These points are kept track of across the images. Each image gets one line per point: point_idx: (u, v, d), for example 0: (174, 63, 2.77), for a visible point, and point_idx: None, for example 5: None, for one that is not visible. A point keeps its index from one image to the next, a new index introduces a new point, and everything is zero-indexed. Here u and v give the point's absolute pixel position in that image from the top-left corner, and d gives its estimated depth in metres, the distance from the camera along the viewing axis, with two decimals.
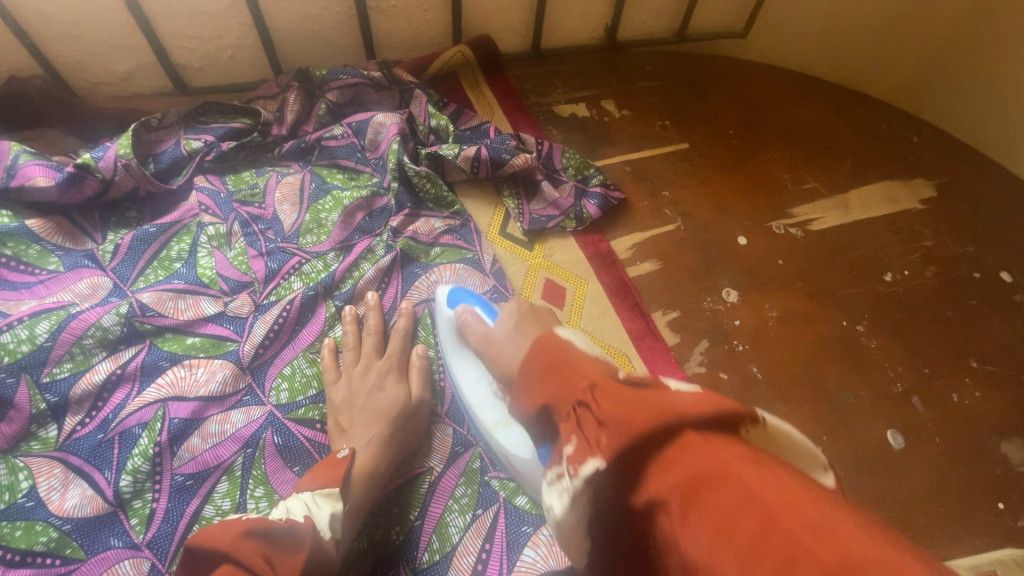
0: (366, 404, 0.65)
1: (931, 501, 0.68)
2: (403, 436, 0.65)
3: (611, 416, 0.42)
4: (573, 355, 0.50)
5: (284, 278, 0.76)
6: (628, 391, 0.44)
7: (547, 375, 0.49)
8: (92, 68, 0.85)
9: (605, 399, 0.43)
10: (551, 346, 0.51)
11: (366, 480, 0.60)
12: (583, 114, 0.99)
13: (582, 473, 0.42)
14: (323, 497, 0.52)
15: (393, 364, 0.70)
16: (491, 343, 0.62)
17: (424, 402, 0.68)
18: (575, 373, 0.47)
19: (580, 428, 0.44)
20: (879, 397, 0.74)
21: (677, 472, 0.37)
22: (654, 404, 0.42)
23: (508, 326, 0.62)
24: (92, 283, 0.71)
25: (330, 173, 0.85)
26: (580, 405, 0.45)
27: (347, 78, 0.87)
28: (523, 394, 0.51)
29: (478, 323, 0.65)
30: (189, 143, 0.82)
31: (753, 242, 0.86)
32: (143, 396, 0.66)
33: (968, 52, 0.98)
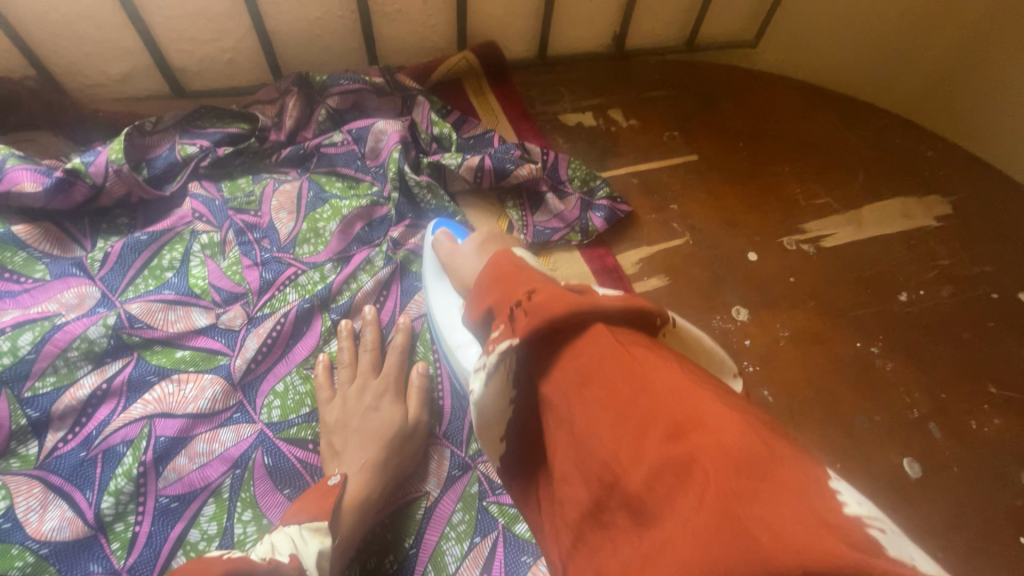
0: (362, 426, 0.62)
1: (951, 534, 0.64)
2: (398, 459, 0.62)
3: (536, 306, 0.43)
4: (526, 274, 0.48)
5: (279, 289, 0.73)
6: (567, 292, 0.44)
7: (494, 282, 0.49)
8: (87, 70, 0.83)
9: (540, 295, 0.44)
10: (505, 259, 0.51)
11: (360, 508, 0.57)
12: (590, 124, 0.97)
13: (498, 351, 0.43)
14: (310, 532, 0.49)
15: (388, 384, 0.67)
16: (456, 257, 0.69)
17: (420, 425, 0.66)
18: (519, 283, 0.47)
19: (511, 319, 0.45)
20: (894, 422, 0.71)
21: (582, 360, 0.40)
22: (579, 296, 0.44)
23: (474, 244, 0.69)
24: (80, 292, 0.69)
25: (329, 181, 0.83)
26: (517, 305, 0.45)
27: (348, 84, 0.85)
28: (472, 301, 0.51)
29: (449, 240, 0.71)
30: (184, 148, 0.79)
31: (764, 258, 0.84)
32: (129, 413, 0.63)
33: (982, 65, 0.95)
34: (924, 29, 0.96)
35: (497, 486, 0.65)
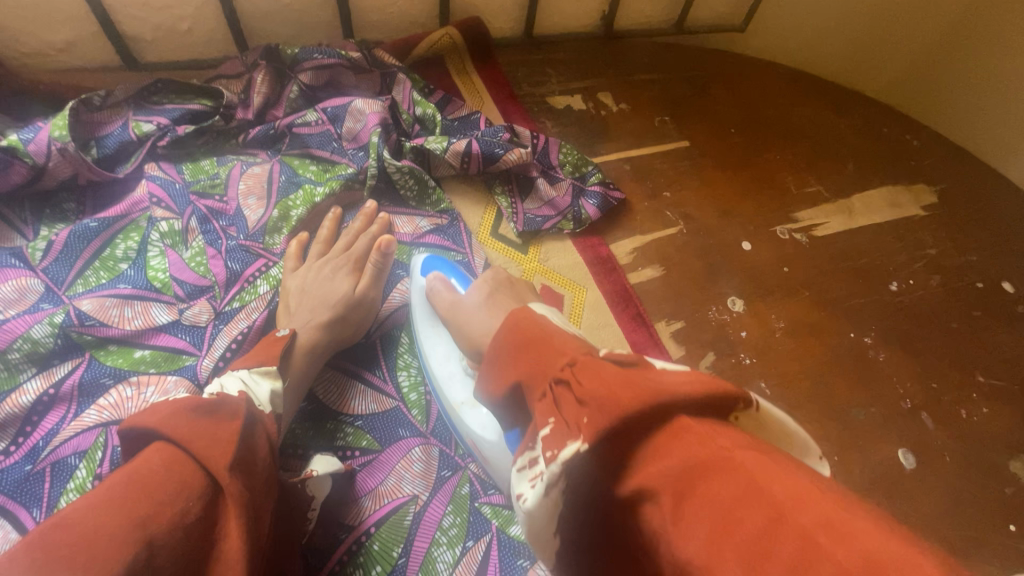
0: (314, 294, 0.63)
1: (943, 522, 0.64)
2: (343, 327, 0.63)
3: (592, 393, 0.33)
4: (556, 331, 0.41)
5: (249, 281, 0.68)
6: (621, 373, 0.35)
7: (520, 352, 0.40)
8: (24, 37, 0.73)
9: (585, 374, 0.35)
10: (524, 320, 0.42)
11: (306, 361, 0.60)
12: (579, 107, 0.93)
13: (561, 458, 0.32)
14: (260, 375, 0.51)
15: (347, 258, 0.67)
16: (459, 310, 0.57)
17: (367, 299, 0.65)
18: (553, 353, 0.38)
19: (558, 406, 0.35)
20: (888, 413, 0.70)
21: (670, 463, 0.30)
22: (640, 381, 0.34)
23: (482, 293, 0.57)
24: (19, 285, 0.61)
25: (302, 164, 0.77)
26: (556, 382, 0.36)
27: (322, 58, 0.78)
28: (488, 370, 0.42)
29: (448, 289, 0.60)
30: (139, 126, 0.72)
31: (757, 248, 0.82)
32: (82, 420, 0.57)
33: (980, 52, 0.94)
34: (920, 15, 0.95)
35: (490, 486, 0.60)
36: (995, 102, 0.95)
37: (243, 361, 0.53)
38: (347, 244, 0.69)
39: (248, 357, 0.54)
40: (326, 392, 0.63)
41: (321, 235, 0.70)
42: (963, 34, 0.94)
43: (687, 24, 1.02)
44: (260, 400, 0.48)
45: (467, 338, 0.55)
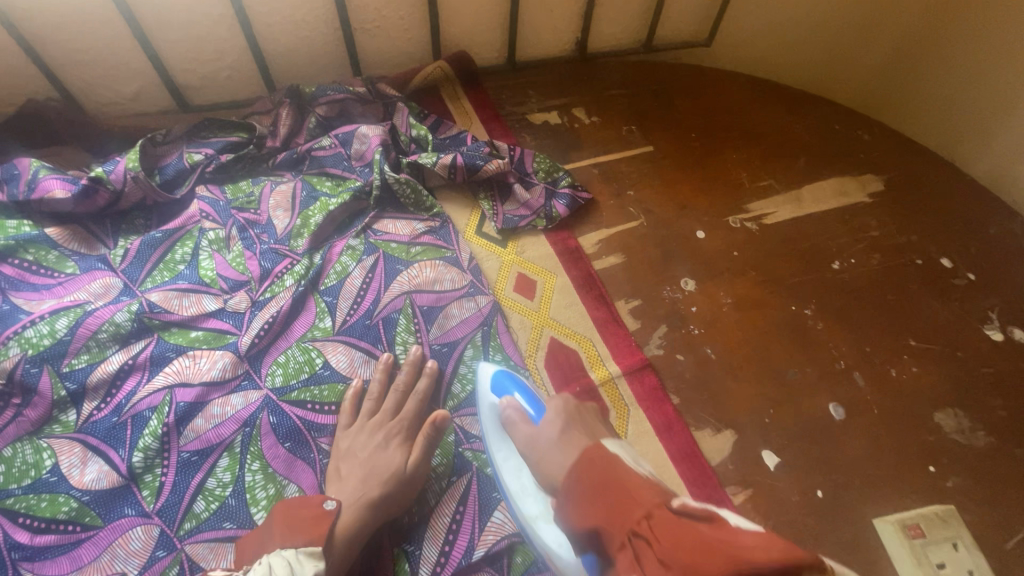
0: (366, 460, 0.68)
1: (866, 464, 0.73)
2: (394, 489, 0.66)
3: (669, 554, 0.40)
4: (624, 471, 0.51)
5: (278, 276, 0.83)
6: (683, 521, 0.43)
7: (597, 495, 0.49)
8: (104, 90, 0.93)
9: (661, 534, 0.42)
10: (601, 463, 0.52)
11: (348, 543, 0.62)
12: (555, 121, 1.07)
13: None
14: (305, 556, 0.56)
15: (398, 422, 0.72)
16: (538, 444, 0.63)
17: (419, 471, 0.68)
18: (628, 501, 0.47)
19: (640, 562, 0.42)
20: (822, 372, 0.80)
21: None
22: (712, 543, 0.39)
23: (556, 429, 0.62)
24: (105, 283, 0.79)
25: (319, 181, 0.93)
26: (634, 534, 0.44)
27: (334, 94, 0.95)
28: (576, 511, 0.51)
29: (523, 420, 0.66)
30: (191, 156, 0.89)
31: (711, 235, 0.93)
32: (153, 383, 0.74)
33: (930, 61, 1.04)
34: (866, 24, 1.05)
35: (471, 436, 0.75)
36: (945, 102, 1.04)
37: (291, 536, 0.58)
38: (397, 404, 0.74)
39: (294, 532, 0.59)
40: (338, 362, 0.78)
41: (373, 390, 0.74)
42: (916, 43, 1.04)
43: (655, 43, 1.14)
44: None
45: (548, 475, 0.60)
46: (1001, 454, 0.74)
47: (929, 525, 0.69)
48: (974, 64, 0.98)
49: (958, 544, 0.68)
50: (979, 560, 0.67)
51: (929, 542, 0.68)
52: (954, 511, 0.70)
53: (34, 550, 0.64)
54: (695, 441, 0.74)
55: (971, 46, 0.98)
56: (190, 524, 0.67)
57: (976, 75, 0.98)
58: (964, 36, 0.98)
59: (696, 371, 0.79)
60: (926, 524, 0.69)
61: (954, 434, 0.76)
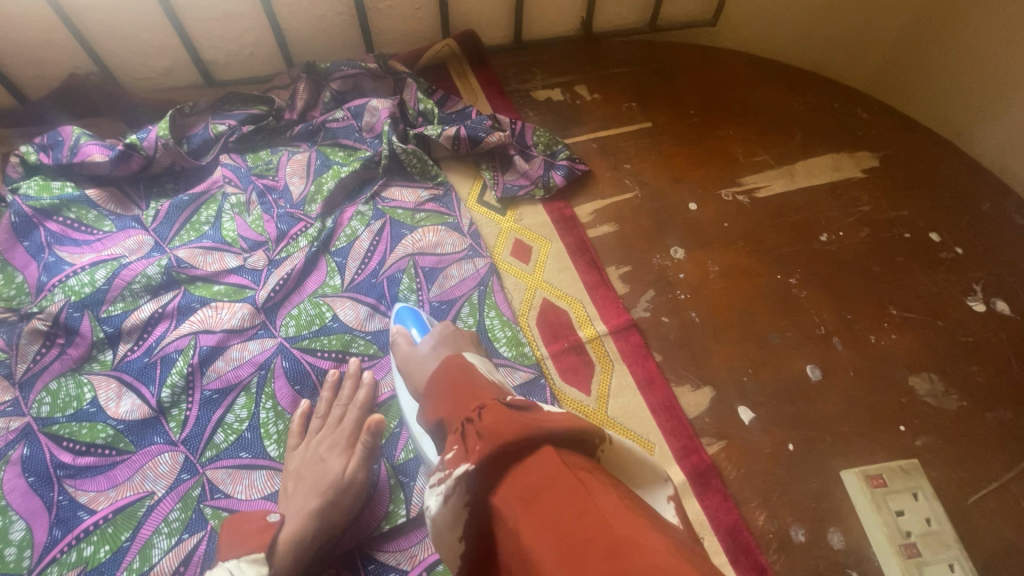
0: (310, 474, 0.69)
1: (839, 422, 0.77)
2: (335, 506, 0.67)
3: (488, 428, 0.47)
4: (477, 378, 0.57)
5: (293, 238, 0.90)
6: (508, 410, 0.48)
7: (447, 393, 0.56)
8: (138, 66, 1.01)
9: (488, 415, 0.48)
10: (455, 367, 0.59)
11: (288, 557, 0.63)
12: (558, 98, 1.11)
13: (454, 475, 0.46)
14: (246, 564, 0.59)
15: (342, 437, 0.73)
16: (412, 358, 0.72)
17: (357, 480, 0.69)
18: (469, 398, 0.53)
19: (462, 438, 0.49)
20: (802, 337, 0.84)
21: (530, 477, 0.44)
22: (522, 419, 0.48)
23: (429, 344, 0.72)
24: (138, 240, 0.87)
25: (333, 151, 0.99)
26: (466, 420, 0.50)
27: (347, 69, 1.01)
28: (426, 406, 0.57)
29: (406, 341, 0.75)
30: (216, 127, 0.96)
31: (703, 207, 0.97)
32: (179, 330, 0.81)
33: (939, 43, 1.03)
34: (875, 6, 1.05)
35: None
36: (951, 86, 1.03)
37: (236, 548, 0.61)
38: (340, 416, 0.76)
39: (241, 542, 0.62)
40: (345, 315, 0.84)
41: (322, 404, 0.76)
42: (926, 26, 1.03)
43: (659, 22, 1.17)
44: None
45: (418, 379, 0.70)
46: (971, 418, 0.78)
47: (892, 477, 0.74)
48: (978, 60, 0.98)
49: (918, 494, 0.72)
50: (937, 508, 0.72)
51: (890, 491, 0.73)
52: (918, 465, 0.74)
53: (77, 469, 0.72)
54: (674, 395, 0.79)
55: (977, 45, 0.98)
56: (210, 453, 0.74)
57: (985, 59, 0.97)
58: (972, 34, 0.98)
59: (679, 333, 0.84)
60: (889, 476, 0.74)
61: (926, 397, 0.79)
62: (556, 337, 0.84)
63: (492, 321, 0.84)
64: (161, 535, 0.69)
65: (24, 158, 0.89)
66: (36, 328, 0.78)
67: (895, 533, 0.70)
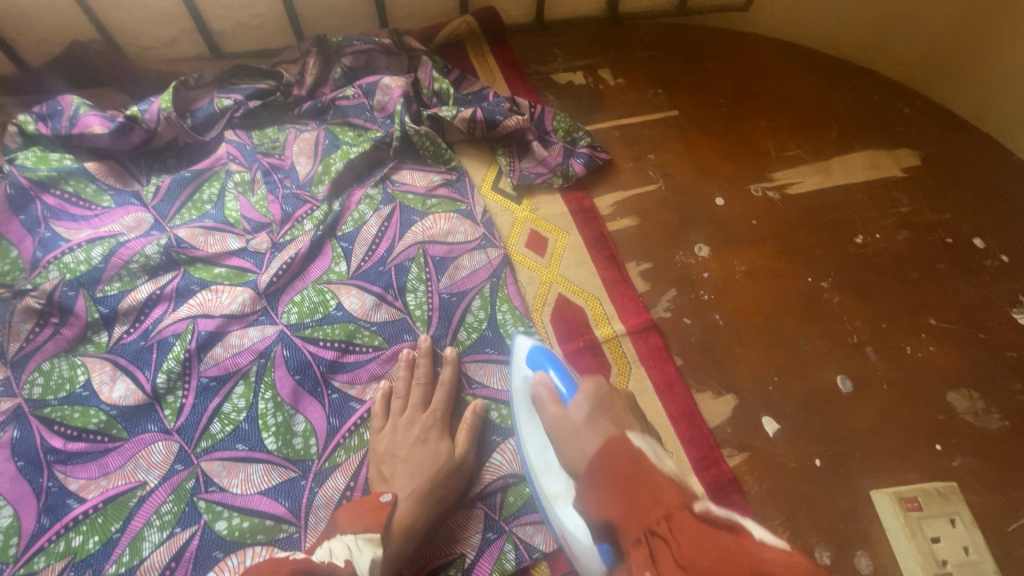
0: (411, 455, 0.69)
1: (871, 439, 0.73)
2: (444, 490, 0.68)
3: (692, 561, 0.39)
4: (651, 468, 0.48)
5: (298, 221, 0.86)
6: (709, 529, 0.41)
7: (618, 487, 0.48)
8: (141, 35, 0.96)
9: (687, 543, 0.41)
10: (626, 454, 0.50)
11: (404, 534, 0.64)
12: (580, 82, 1.05)
13: None
14: (364, 542, 0.57)
15: (435, 417, 0.73)
16: (564, 425, 0.59)
17: (466, 461, 0.70)
18: (649, 498, 0.45)
19: (653, 562, 0.42)
20: (833, 345, 0.79)
21: None
22: (742, 558, 0.39)
23: (584, 411, 0.59)
24: (137, 217, 0.83)
25: (342, 130, 0.94)
26: (651, 534, 0.43)
27: (360, 45, 0.96)
28: (592, 496, 0.49)
29: (553, 400, 0.63)
30: (221, 101, 0.91)
31: (731, 203, 0.91)
32: (177, 313, 0.78)
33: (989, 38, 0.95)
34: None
35: (474, 381, 0.78)
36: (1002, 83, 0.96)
37: (351, 524, 0.60)
38: (428, 397, 0.75)
39: (356, 520, 0.61)
40: (350, 304, 0.80)
41: (400, 387, 0.75)
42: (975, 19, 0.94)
43: (690, 4, 1.10)
44: (361, 571, 0.54)
45: (570, 452, 0.57)
46: (1013, 440, 0.73)
47: (928, 500, 0.69)
48: None
49: (956, 520, 0.68)
50: (975, 536, 0.67)
51: (925, 516, 0.68)
52: (956, 489, 0.70)
53: (67, 455, 0.69)
54: (695, 402, 0.74)
55: None
56: (206, 443, 0.71)
57: None
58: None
59: (702, 336, 0.79)
60: (925, 499, 0.69)
61: (966, 415, 0.74)
62: (571, 335, 0.79)
63: (504, 316, 0.80)
64: (152, 527, 0.66)
65: (21, 128, 0.85)
66: (30, 306, 0.75)
67: (930, 562, 0.66)
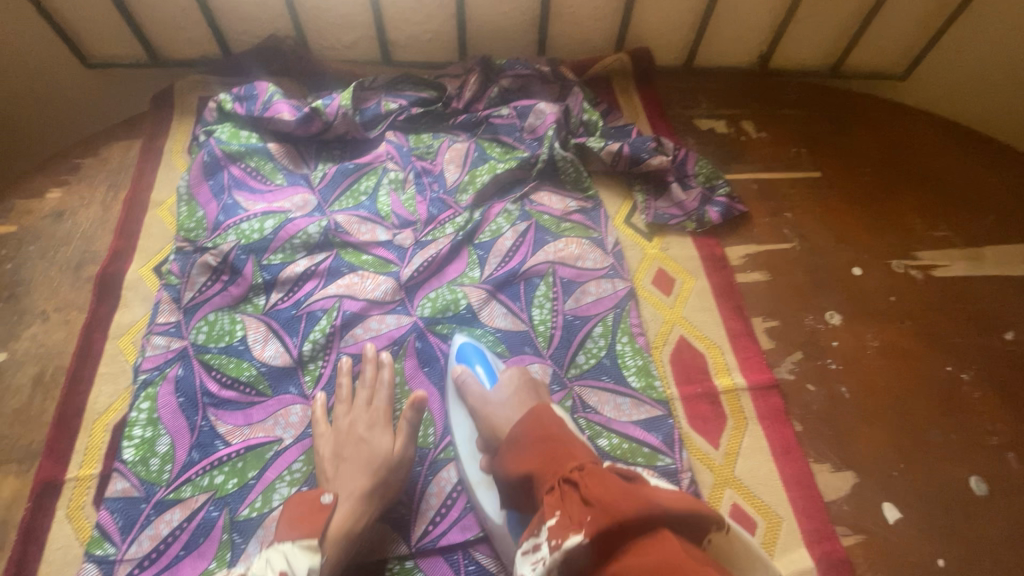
0: (354, 455, 0.71)
1: (1006, 551, 0.68)
2: (387, 491, 0.69)
3: (595, 497, 0.50)
4: (566, 433, 0.62)
5: (441, 224, 0.92)
6: (610, 477, 0.52)
7: (538, 450, 0.60)
8: (327, 36, 1.07)
9: (591, 482, 0.52)
10: (545, 420, 0.63)
11: (346, 536, 0.65)
12: (722, 131, 1.06)
13: (564, 545, 0.48)
14: (300, 548, 0.61)
15: (377, 417, 0.74)
16: (488, 405, 0.71)
17: (406, 459, 0.71)
18: (563, 458, 0.58)
19: (565, 505, 0.52)
20: (969, 442, 0.75)
21: (649, 557, 0.45)
22: (639, 493, 0.49)
23: (505, 394, 0.71)
24: (304, 198, 0.92)
25: (490, 146, 1.00)
26: (567, 483, 0.54)
27: (521, 70, 1.03)
28: (514, 457, 0.62)
29: (477, 385, 0.74)
30: (388, 104, 1.00)
31: (868, 274, 0.89)
32: (326, 290, 0.85)
33: None
34: None
35: (588, 407, 0.77)
36: None
37: (290, 529, 0.63)
38: (370, 397, 0.76)
39: (296, 522, 0.64)
40: (478, 308, 0.85)
41: (367, 384, 0.77)
42: None
43: (844, 68, 1.11)
44: None
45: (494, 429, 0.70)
46: None
47: None
48: None
49: None
50: None
51: None
52: None
53: (220, 400, 0.77)
54: (811, 471, 0.73)
55: None
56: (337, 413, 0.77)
57: None
58: None
59: (825, 406, 0.77)
60: None
61: None
62: (689, 379, 0.80)
63: (624, 347, 0.81)
64: (283, 481, 0.73)
65: (221, 105, 0.96)
66: (208, 262, 0.85)
67: None
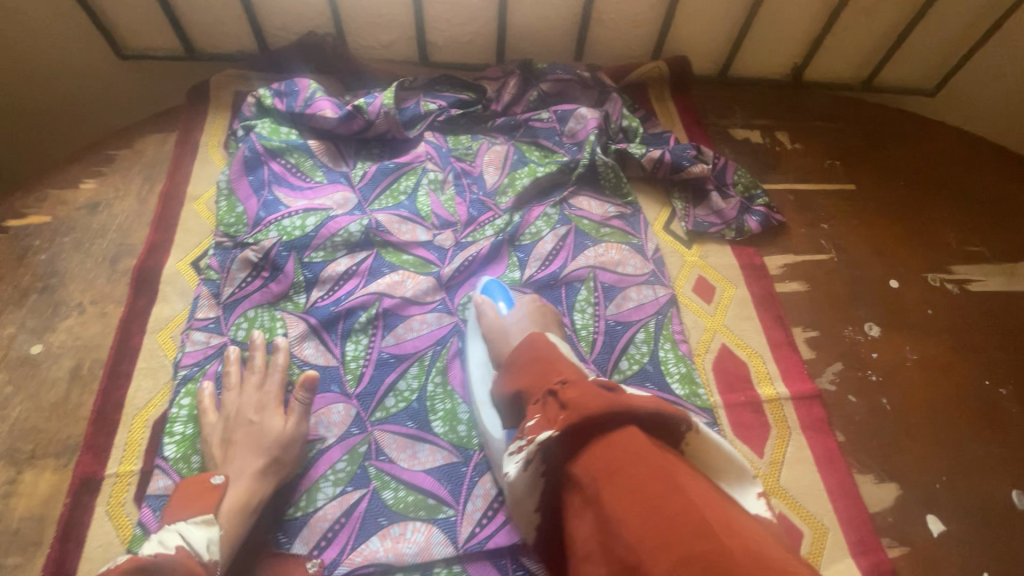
0: (243, 437, 0.69)
1: None
2: (279, 468, 0.69)
3: (574, 403, 0.50)
4: (560, 357, 0.60)
5: (480, 225, 0.92)
6: (596, 387, 0.51)
7: (532, 366, 0.60)
8: (366, 35, 1.06)
9: (573, 390, 0.52)
10: (540, 342, 0.62)
11: (242, 513, 0.64)
12: (757, 141, 1.06)
13: (537, 439, 0.50)
14: (196, 524, 0.60)
15: (266, 398, 0.73)
16: (501, 328, 0.76)
17: (299, 435, 0.71)
18: (551, 374, 0.57)
19: (545, 408, 0.53)
20: (1008, 456, 0.76)
21: (612, 450, 0.47)
22: (613, 395, 0.50)
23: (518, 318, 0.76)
24: (344, 196, 0.92)
25: (529, 149, 1.00)
26: (551, 393, 0.54)
27: (562, 74, 1.02)
28: (506, 374, 0.63)
29: (494, 312, 0.77)
30: (427, 105, 0.99)
31: (905, 287, 0.90)
32: (367, 289, 0.84)
33: None
34: None
35: None
36: None
37: (182, 510, 0.62)
38: (262, 381, 0.75)
39: (187, 505, 0.63)
40: None
41: (256, 366, 0.75)
42: None
43: (876, 82, 1.13)
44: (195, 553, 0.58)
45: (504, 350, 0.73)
46: None
47: None
48: None
49: None
50: None
51: None
52: None
53: None
54: (855, 483, 0.73)
55: None
56: (380, 414, 0.77)
57: None
58: None
59: (867, 418, 0.78)
60: None
61: None
62: (732, 388, 0.80)
63: (666, 354, 0.82)
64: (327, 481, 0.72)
65: (261, 101, 0.96)
66: (248, 258, 0.84)
67: None
